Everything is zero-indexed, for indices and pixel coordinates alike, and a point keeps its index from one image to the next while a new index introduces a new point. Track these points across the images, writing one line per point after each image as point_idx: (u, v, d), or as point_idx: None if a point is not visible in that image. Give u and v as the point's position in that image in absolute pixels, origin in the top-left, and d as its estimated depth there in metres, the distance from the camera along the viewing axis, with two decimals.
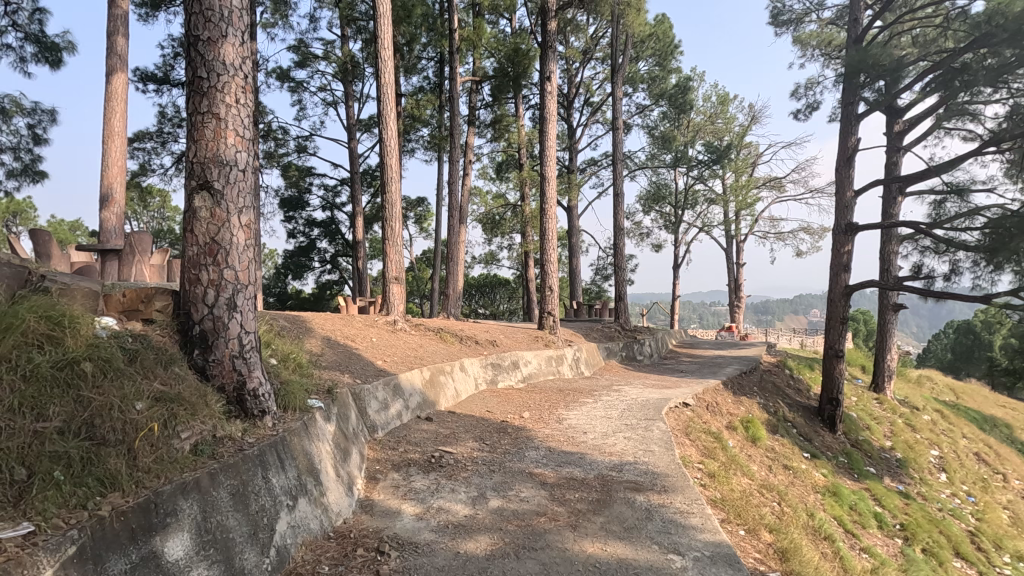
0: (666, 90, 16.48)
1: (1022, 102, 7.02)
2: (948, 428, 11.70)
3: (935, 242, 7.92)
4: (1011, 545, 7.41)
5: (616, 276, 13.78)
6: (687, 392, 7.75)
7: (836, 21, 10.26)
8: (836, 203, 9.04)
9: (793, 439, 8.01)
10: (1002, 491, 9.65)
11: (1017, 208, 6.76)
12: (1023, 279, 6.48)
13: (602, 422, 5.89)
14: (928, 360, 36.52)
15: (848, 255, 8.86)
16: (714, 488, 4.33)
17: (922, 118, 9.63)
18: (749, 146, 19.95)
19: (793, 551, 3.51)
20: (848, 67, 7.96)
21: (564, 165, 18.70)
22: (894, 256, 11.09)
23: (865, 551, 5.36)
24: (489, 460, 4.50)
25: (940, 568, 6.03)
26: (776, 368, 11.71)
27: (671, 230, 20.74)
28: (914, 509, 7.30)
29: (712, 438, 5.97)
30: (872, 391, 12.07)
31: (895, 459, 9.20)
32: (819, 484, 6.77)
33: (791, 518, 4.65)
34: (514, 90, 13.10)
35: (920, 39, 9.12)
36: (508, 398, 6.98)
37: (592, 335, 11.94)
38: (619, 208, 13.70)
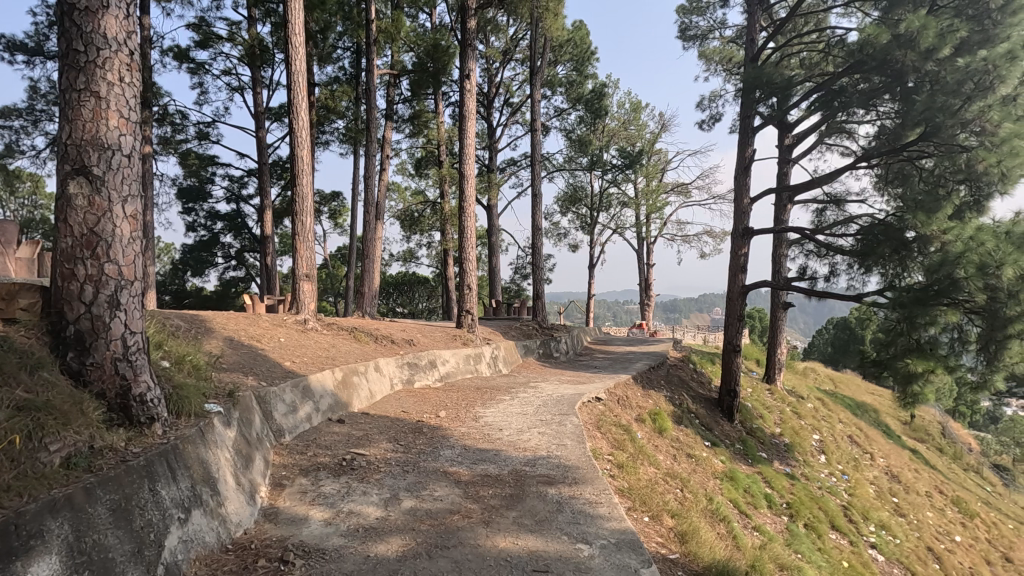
0: (582, 95, 16.96)
1: (887, 124, 7.92)
2: (827, 415, 13.00)
3: (817, 246, 8.74)
4: (875, 516, 8.39)
5: (534, 276, 14.00)
6: (600, 387, 8.05)
7: (736, 40, 11.06)
8: (734, 208, 9.73)
9: (696, 429, 8.53)
10: (870, 468, 10.87)
11: (883, 217, 7.62)
12: (888, 281, 7.31)
13: (518, 419, 5.98)
14: (813, 355, 40.31)
15: (744, 258, 9.59)
16: (622, 478, 4.53)
17: (807, 134, 10.59)
18: (659, 153, 21.03)
19: (691, 533, 3.76)
20: (745, 84, 8.62)
21: (484, 164, 18.73)
22: (784, 259, 12.13)
23: (756, 529, 5.83)
24: (403, 460, 4.43)
25: (819, 540, 6.73)
26: (682, 363, 12.41)
27: (586, 231, 21.41)
28: (799, 489, 8.04)
29: (622, 430, 6.23)
30: (765, 382, 13.13)
31: (783, 444, 10.07)
32: (717, 470, 7.25)
33: (692, 503, 4.97)
34: (434, 87, 12.91)
35: (806, 61, 10.06)
36: (424, 397, 6.90)
37: (509, 333, 12.06)
38: (537, 208, 13.95)
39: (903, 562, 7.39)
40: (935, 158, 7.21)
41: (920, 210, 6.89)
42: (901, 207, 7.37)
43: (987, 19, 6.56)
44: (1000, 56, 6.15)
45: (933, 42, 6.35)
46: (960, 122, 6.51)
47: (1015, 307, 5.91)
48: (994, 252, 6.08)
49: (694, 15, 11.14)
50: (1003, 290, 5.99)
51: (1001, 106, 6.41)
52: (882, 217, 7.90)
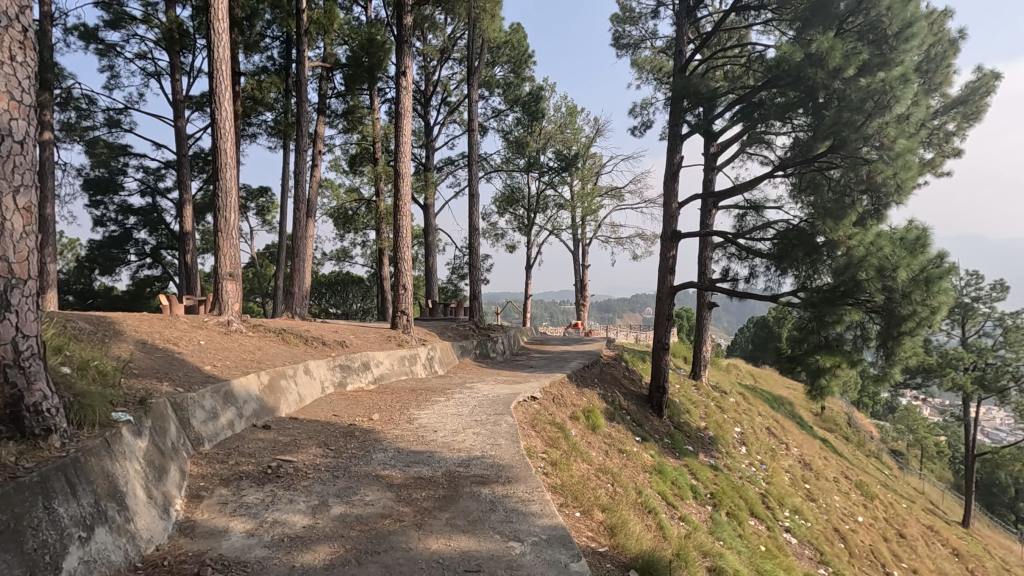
0: (519, 97, 17.07)
1: (800, 136, 8.50)
2: (748, 408, 13.79)
3: (738, 249, 9.25)
4: (790, 502, 9.00)
5: (470, 276, 13.98)
6: (535, 386, 8.14)
7: (665, 51, 11.51)
8: (663, 212, 10.13)
9: (627, 425, 8.81)
10: (785, 457, 11.63)
11: (797, 222, 8.17)
12: (801, 282, 7.86)
13: (454, 420, 5.96)
14: (735, 352, 42.59)
15: (673, 260, 10.00)
16: (556, 475, 4.61)
17: (730, 143, 11.18)
18: (594, 156, 21.53)
19: (619, 526, 3.88)
20: (674, 93, 8.98)
21: (420, 163, 18.48)
22: (709, 261, 12.78)
23: (682, 519, 6.11)
24: (334, 465, 4.30)
25: (739, 527, 7.13)
26: (614, 361, 12.80)
27: (523, 232, 21.59)
28: (721, 479, 8.48)
29: (556, 428, 6.34)
30: (692, 378, 13.75)
31: (707, 437, 10.58)
32: (647, 464, 7.52)
33: (622, 496, 5.13)
34: (369, 82, 12.61)
35: (729, 75, 10.63)
36: (357, 400, 6.73)
37: (446, 334, 11.96)
38: (474, 208, 13.93)
39: (813, 543, 7.98)
40: (840, 169, 7.83)
41: (829, 216, 7.45)
42: (812, 213, 7.95)
43: (885, 44, 7.20)
44: (896, 78, 6.75)
45: (839, 62, 6.90)
46: (863, 136, 7.09)
47: (908, 306, 6.51)
48: (890, 256, 6.68)
49: (627, 24, 11.49)
50: (898, 291, 6.59)
51: (897, 124, 7.04)
52: (796, 222, 8.47)
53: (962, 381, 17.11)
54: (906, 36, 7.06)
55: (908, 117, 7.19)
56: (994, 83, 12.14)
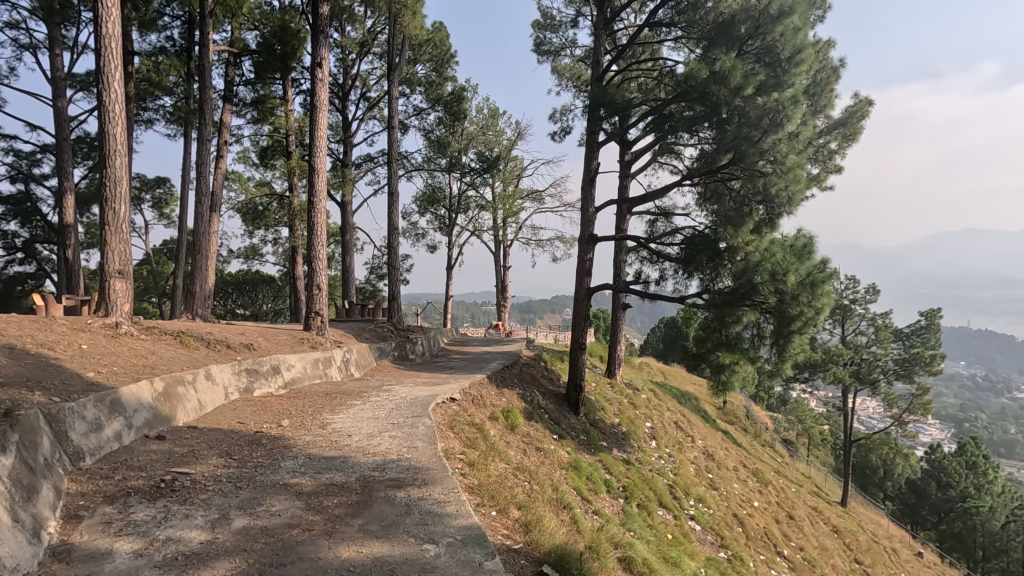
0: (441, 97, 16.91)
1: (705, 148, 9.08)
2: (658, 404, 14.50)
3: (650, 253, 9.72)
4: (694, 491, 9.58)
5: (389, 276, 13.66)
6: (454, 388, 8.11)
7: (584, 60, 11.87)
8: (581, 216, 10.44)
9: (545, 423, 8.98)
10: (691, 449, 12.36)
11: (702, 228, 8.73)
12: (705, 285, 8.39)
13: (370, 423, 5.79)
14: (647, 351, 44.68)
15: (590, 262, 10.34)
16: (473, 475, 4.63)
17: (643, 152, 11.73)
18: (515, 159, 21.79)
19: (534, 523, 3.97)
20: (591, 101, 9.28)
21: (337, 158, 17.84)
22: (623, 264, 13.31)
23: (595, 513, 6.33)
24: (236, 476, 4.04)
25: (649, 518, 7.50)
26: (533, 361, 12.99)
27: (444, 232, 21.42)
28: (633, 473, 8.87)
29: (474, 428, 6.34)
30: (607, 376, 14.25)
31: (621, 432, 11.03)
32: (563, 461, 7.72)
33: (539, 494, 5.23)
34: (282, 71, 12.02)
35: (643, 87, 11.14)
36: (265, 405, 6.37)
37: (363, 336, 11.61)
38: (394, 207, 13.64)
39: (714, 529, 8.56)
40: (740, 180, 8.44)
41: (729, 224, 8.03)
42: (715, 221, 8.51)
43: (778, 67, 7.86)
44: (787, 99, 7.40)
45: (739, 82, 7.45)
46: (759, 151, 7.70)
47: (796, 307, 7.15)
48: (782, 262, 7.31)
49: (548, 31, 11.73)
50: (788, 293, 7.21)
51: (788, 141, 7.71)
52: (701, 229, 9.05)
53: (842, 374, 19.00)
54: (796, 61, 7.75)
55: (797, 135, 7.90)
56: (868, 108, 13.59)
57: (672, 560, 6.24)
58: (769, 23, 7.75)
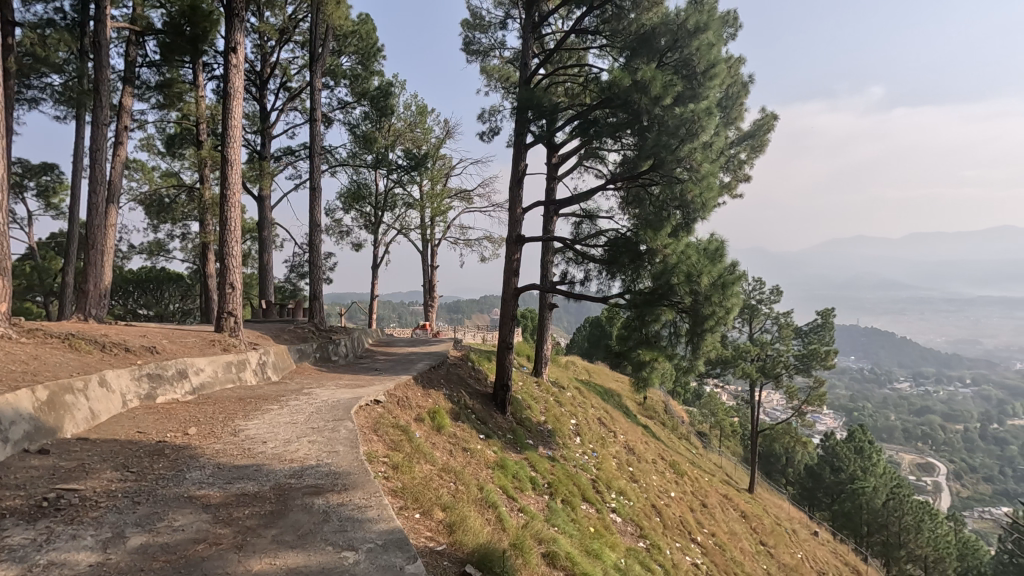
0: (367, 91, 16.44)
1: (628, 153, 9.40)
2: (583, 401, 14.88)
3: (575, 254, 9.96)
4: (616, 485, 9.93)
5: (310, 275, 13.12)
6: (379, 390, 7.91)
7: (512, 62, 11.96)
8: (508, 216, 10.52)
9: (472, 423, 8.96)
10: (613, 444, 12.78)
11: (625, 231, 9.05)
12: (627, 285, 8.72)
13: (287, 429, 5.53)
14: (573, 350, 45.77)
15: (517, 262, 10.44)
16: (397, 478, 4.54)
17: (569, 155, 11.98)
18: (444, 158, 21.61)
19: (459, 523, 3.96)
20: (519, 102, 9.37)
21: (254, 150, 16.89)
22: (550, 265, 13.55)
23: (520, 510, 6.41)
24: (134, 490, 3.72)
25: (572, 512, 7.69)
26: (461, 361, 12.93)
27: (370, 230, 20.85)
28: (558, 469, 9.05)
29: (399, 430, 6.23)
30: (534, 375, 14.44)
31: (547, 430, 11.21)
32: (490, 460, 7.74)
33: (464, 494, 5.22)
34: (192, 55, 11.21)
35: (569, 92, 11.39)
36: (170, 413, 5.92)
37: (281, 337, 11.08)
38: (316, 203, 13.11)
39: (634, 520, 8.91)
40: (659, 186, 8.82)
41: (649, 227, 8.39)
42: (637, 224, 8.86)
43: (695, 80, 8.29)
44: (702, 110, 7.83)
45: (659, 92, 7.77)
46: (677, 158, 8.09)
47: (709, 306, 7.58)
48: (696, 264, 7.73)
49: (477, 31, 11.72)
50: (702, 294, 7.63)
51: (702, 150, 8.16)
52: (623, 231, 9.38)
53: (749, 370, 20.37)
54: (710, 75, 8.21)
55: (710, 145, 8.38)
56: (773, 122, 14.66)
57: (594, 552, 6.43)
58: (686, 37, 8.16)
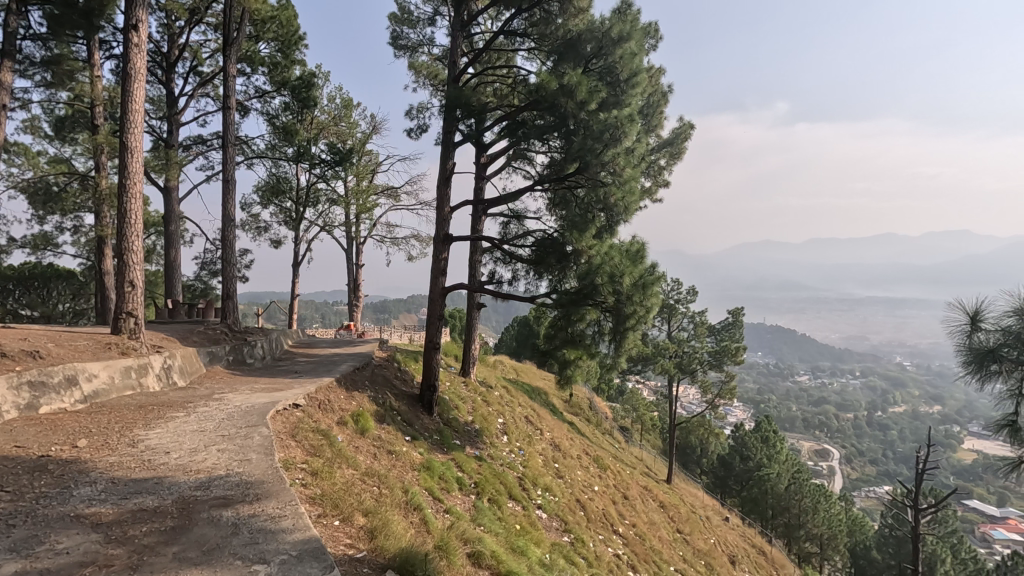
0: (288, 80, 15.66)
1: (555, 155, 9.56)
2: (510, 400, 14.97)
3: (503, 254, 10.01)
4: (542, 481, 10.08)
5: (223, 273, 12.33)
6: (298, 393, 7.56)
7: (441, 59, 11.83)
8: (436, 215, 10.40)
9: (397, 425, 8.77)
10: (539, 441, 12.96)
11: (551, 232, 9.20)
12: (553, 285, 8.90)
13: (194, 438, 5.15)
14: (502, 348, 45.98)
15: (445, 261, 10.34)
16: (316, 485, 4.36)
17: (498, 156, 12.02)
18: (370, 154, 21.03)
19: (381, 528, 3.88)
20: (448, 101, 9.28)
21: (160, 137, 15.64)
22: (479, 264, 13.54)
23: (446, 512, 6.36)
24: (9, 512, 3.32)
25: (498, 511, 7.73)
26: (386, 362, 12.62)
27: (290, 226, 19.91)
28: (485, 468, 9.06)
29: (319, 434, 5.98)
30: (461, 375, 14.35)
31: (474, 429, 11.18)
32: (416, 462, 7.61)
33: (388, 498, 5.10)
34: (87, 30, 10.20)
35: (497, 93, 11.43)
36: (55, 424, 5.34)
37: (189, 339, 10.32)
38: (230, 196, 12.34)
39: (559, 515, 9.08)
40: (584, 189, 9.04)
41: (575, 229, 8.60)
42: (563, 225, 9.05)
43: (618, 87, 8.61)
44: (624, 117, 8.12)
45: (585, 97, 7.97)
46: (600, 162, 8.32)
47: (630, 306, 7.89)
48: (619, 265, 8.01)
49: (405, 26, 11.49)
50: (623, 294, 7.91)
51: (625, 155, 8.45)
52: (550, 232, 9.55)
53: (668, 366, 21.35)
54: (632, 83, 8.53)
55: (632, 150, 8.69)
56: (690, 131, 15.45)
57: (519, 549, 6.49)
58: (610, 45, 8.42)
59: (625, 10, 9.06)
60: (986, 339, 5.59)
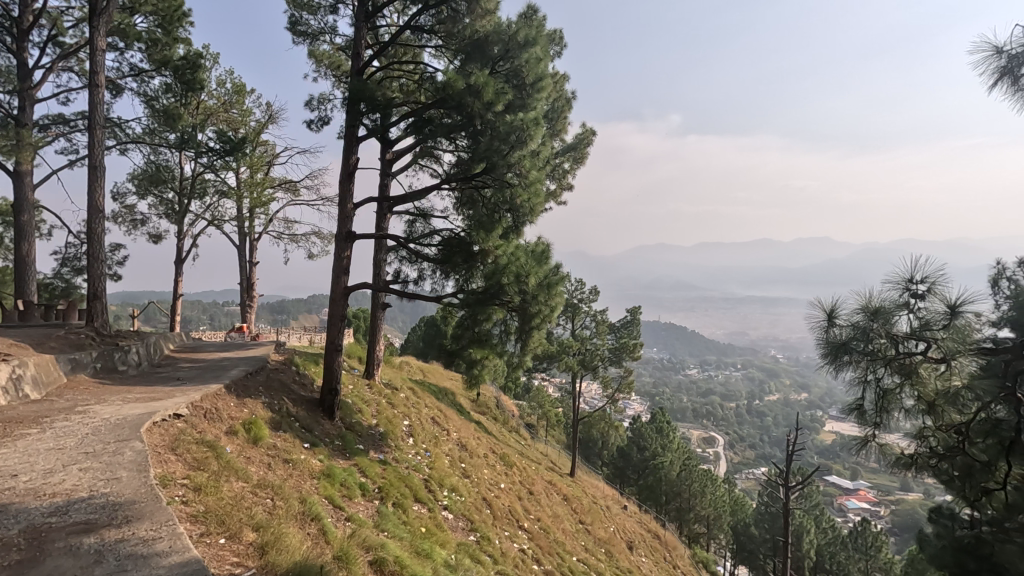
0: (170, 59, 14.21)
1: (462, 154, 9.53)
2: (416, 401, 14.69)
3: (409, 253, 9.83)
4: (448, 481, 10.02)
5: (89, 271, 10.99)
6: (179, 402, 6.91)
7: (344, 50, 11.38)
8: (338, 212, 9.98)
9: (295, 432, 8.29)
10: (446, 442, 12.85)
11: (459, 231, 9.15)
12: (459, 285, 8.91)
13: (49, 457, 4.54)
14: (408, 349, 45.04)
15: (347, 260, 9.95)
16: (199, 502, 4.00)
17: (404, 153, 11.78)
18: (266, 144, 19.75)
19: (273, 542, 3.66)
20: (350, 94, 8.91)
21: (9, 114, 13.62)
22: (384, 263, 13.19)
23: (348, 520, 6.13)
24: None
25: (403, 514, 7.58)
26: (283, 366, 11.88)
27: (172, 219, 18.18)
28: (390, 472, 8.82)
29: (204, 446, 5.49)
30: (365, 378, 13.86)
31: (378, 433, 10.85)
32: (315, 469, 7.25)
33: (282, 510, 4.79)
34: None
35: (403, 88, 11.18)
36: None
37: (45, 345, 9.07)
38: (98, 185, 11.03)
39: (465, 514, 9.07)
40: (490, 189, 9.09)
41: (481, 229, 8.61)
42: (470, 225, 9.04)
43: (524, 90, 8.77)
44: (530, 120, 8.27)
45: (491, 98, 8.01)
46: (507, 164, 8.39)
47: (536, 305, 8.06)
48: (524, 265, 8.15)
49: (304, 12, 10.90)
50: (529, 293, 8.06)
51: (530, 158, 8.59)
52: (457, 231, 9.50)
53: (571, 363, 22.08)
54: (538, 87, 8.74)
55: (537, 154, 8.87)
56: (592, 137, 16.09)
57: (424, 552, 6.40)
58: (517, 49, 8.54)
59: (530, 16, 9.25)
60: (840, 333, 6.25)
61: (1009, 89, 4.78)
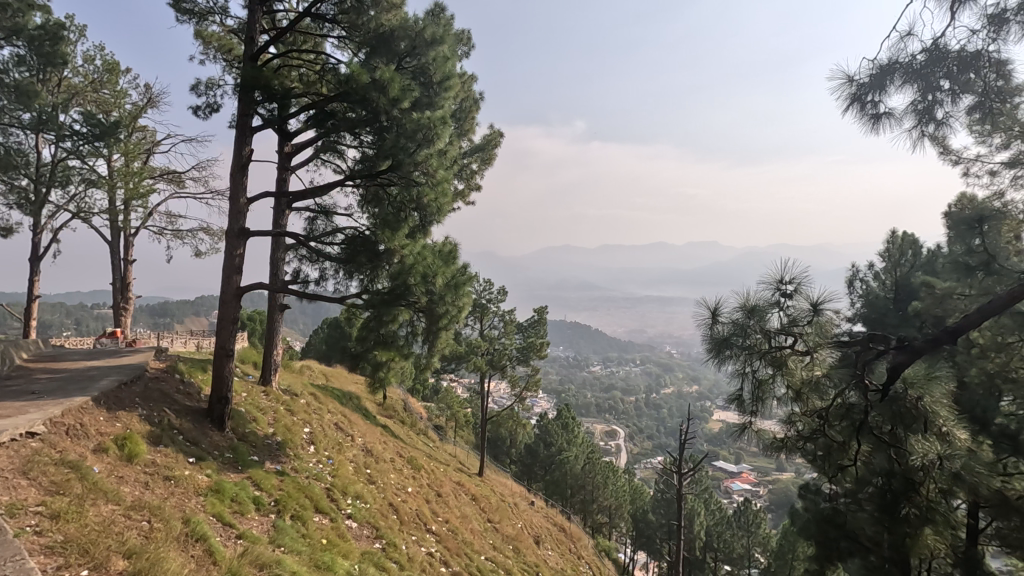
0: (23, 28, 12.45)
1: (366, 151, 9.21)
2: (318, 407, 14.00)
3: (309, 252, 9.35)
4: (353, 489, 9.66)
5: None
6: (34, 418, 6.08)
7: (237, 33, 10.59)
8: (230, 206, 9.27)
9: (178, 446, 7.59)
10: (350, 448, 12.36)
11: (363, 230, 8.84)
12: (364, 285, 8.64)
13: None
14: (310, 352, 42.85)
15: (240, 259, 9.27)
16: (57, 531, 3.53)
17: (305, 147, 11.19)
18: (144, 129, 17.89)
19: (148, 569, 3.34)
20: (243, 80, 8.27)
21: None
22: (282, 262, 12.45)
23: (239, 537, 5.73)
24: None
25: (303, 527, 7.20)
26: (165, 374, 10.83)
27: (26, 211, 15.94)
28: (288, 483, 8.32)
29: (65, 466, 4.85)
30: (260, 384, 12.98)
31: (275, 442, 10.21)
32: (201, 486, 6.67)
33: (160, 533, 4.36)
34: None
35: (303, 79, 10.65)
36: None
37: None
38: None
39: (370, 522, 8.80)
40: (396, 187, 8.85)
41: (387, 227, 8.35)
42: (374, 224, 8.75)
43: (431, 88, 8.66)
44: (437, 119, 8.17)
45: (397, 93, 7.83)
46: (413, 162, 8.22)
47: (443, 306, 8.02)
48: (431, 265, 8.08)
49: None
50: (436, 294, 8.00)
51: (437, 157, 8.48)
52: (361, 230, 9.17)
53: (480, 363, 22.13)
54: (445, 86, 8.66)
55: (443, 153, 8.79)
56: (499, 139, 16.21)
57: (326, 565, 6.12)
58: (423, 46, 8.42)
59: (438, 14, 9.15)
60: (722, 329, 6.74)
61: (858, 112, 5.44)
